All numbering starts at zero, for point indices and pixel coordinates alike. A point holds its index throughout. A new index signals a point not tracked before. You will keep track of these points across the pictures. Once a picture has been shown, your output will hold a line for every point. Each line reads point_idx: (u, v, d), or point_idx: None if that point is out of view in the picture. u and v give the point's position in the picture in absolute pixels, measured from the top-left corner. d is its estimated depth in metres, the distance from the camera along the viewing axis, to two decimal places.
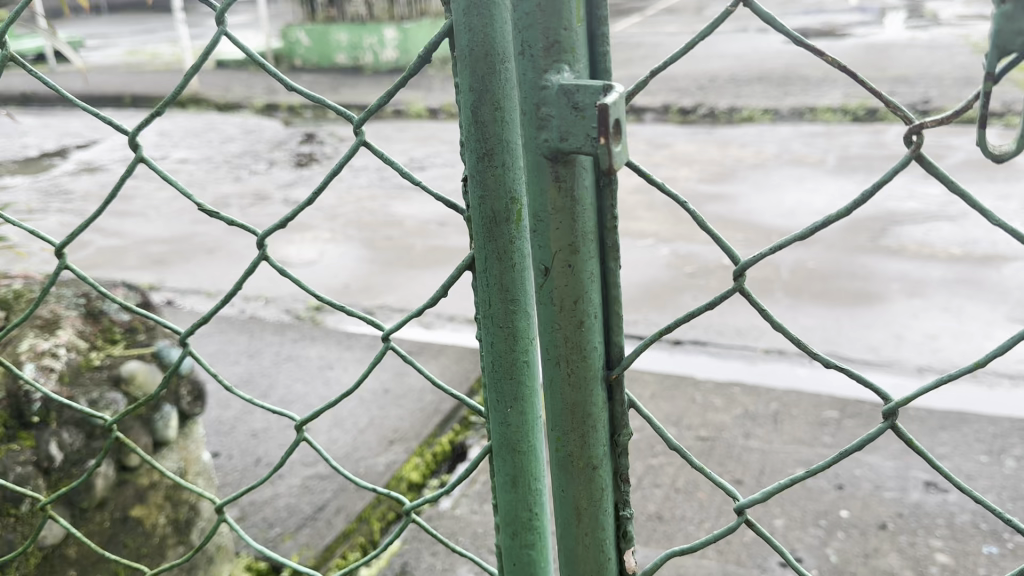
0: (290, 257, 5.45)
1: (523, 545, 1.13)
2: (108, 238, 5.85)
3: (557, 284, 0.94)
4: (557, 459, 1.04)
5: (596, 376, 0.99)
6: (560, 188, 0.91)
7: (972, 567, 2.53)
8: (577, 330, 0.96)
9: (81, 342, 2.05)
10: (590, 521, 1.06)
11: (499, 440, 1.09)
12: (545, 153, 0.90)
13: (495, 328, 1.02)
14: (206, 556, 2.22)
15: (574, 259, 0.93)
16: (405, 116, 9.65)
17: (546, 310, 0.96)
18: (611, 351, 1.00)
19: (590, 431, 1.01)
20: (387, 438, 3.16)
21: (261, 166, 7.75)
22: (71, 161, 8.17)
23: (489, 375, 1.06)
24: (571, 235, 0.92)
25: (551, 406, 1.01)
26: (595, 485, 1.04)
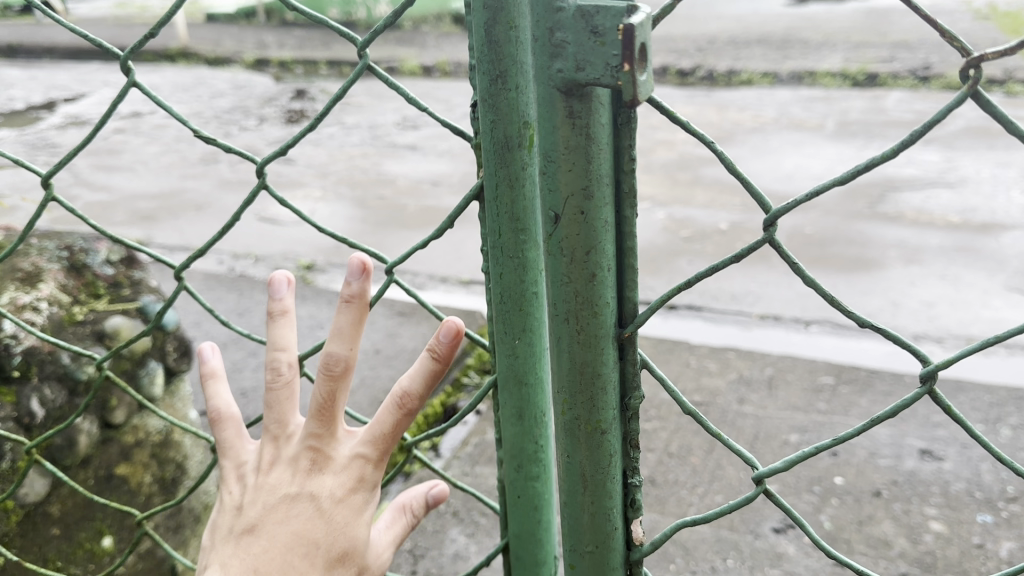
0: (280, 214, 5.38)
1: (526, 484, 1.10)
2: (95, 192, 5.76)
3: (569, 232, 0.89)
4: (562, 422, 0.99)
5: (608, 333, 0.94)
6: (574, 126, 0.85)
7: (966, 535, 2.51)
8: (588, 284, 0.91)
9: (64, 296, 1.98)
10: (596, 489, 1.01)
11: (505, 373, 1.04)
12: (559, 87, 0.84)
13: (504, 259, 0.97)
14: (193, 515, 2.18)
15: (588, 205, 0.88)
16: (398, 74, 9.53)
17: (554, 260, 0.91)
18: (622, 307, 0.95)
19: (599, 393, 0.96)
20: (378, 399, 3.12)
21: (251, 122, 7.64)
22: (58, 114, 8.05)
23: (496, 309, 1.01)
24: (585, 180, 0.87)
25: (558, 365, 0.97)
26: (603, 450, 0.99)
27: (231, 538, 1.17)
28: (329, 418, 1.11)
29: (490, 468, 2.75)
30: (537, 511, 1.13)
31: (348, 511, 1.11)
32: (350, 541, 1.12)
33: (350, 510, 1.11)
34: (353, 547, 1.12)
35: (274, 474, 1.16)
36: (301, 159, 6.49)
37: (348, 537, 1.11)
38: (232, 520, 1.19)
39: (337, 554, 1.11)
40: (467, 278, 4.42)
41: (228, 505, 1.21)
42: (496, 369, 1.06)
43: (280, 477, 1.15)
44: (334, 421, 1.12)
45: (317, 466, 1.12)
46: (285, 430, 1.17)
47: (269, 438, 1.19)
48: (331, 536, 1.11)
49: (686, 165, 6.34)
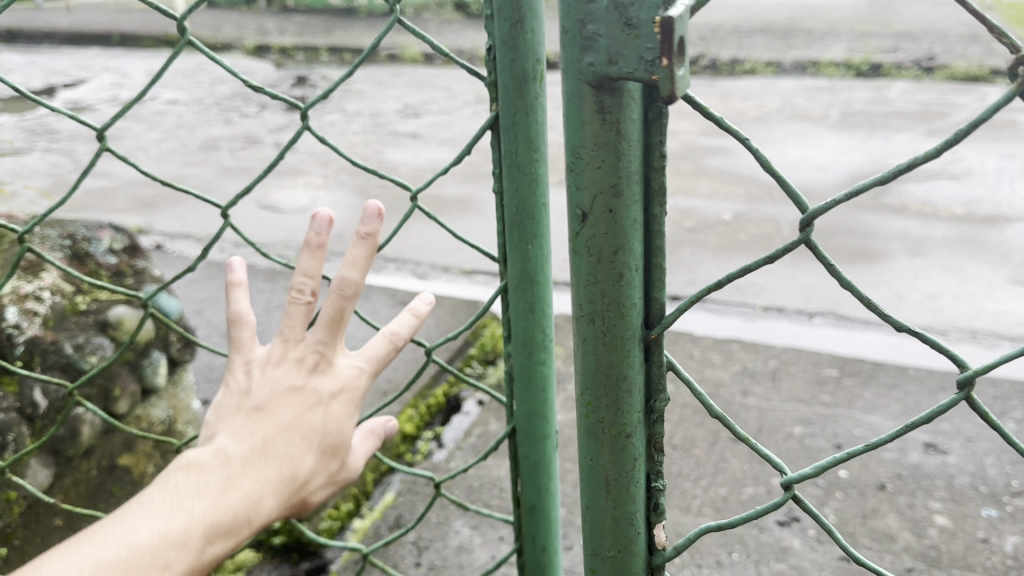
0: (281, 202, 5.35)
1: (532, 372, 1.30)
2: (96, 179, 5.74)
3: (596, 231, 0.89)
4: (585, 422, 1.00)
5: (634, 334, 0.94)
6: (604, 123, 0.84)
7: (970, 529, 2.50)
8: (615, 285, 0.90)
9: (66, 285, 1.98)
10: (619, 493, 1.02)
11: (517, 275, 1.23)
12: (589, 80, 0.83)
13: (520, 176, 1.15)
14: None
15: (617, 204, 0.87)
16: (400, 61, 9.48)
17: (581, 260, 0.91)
18: (649, 309, 0.94)
19: (624, 396, 0.97)
20: (381, 389, 3.10)
21: (252, 109, 7.61)
22: (58, 99, 8.01)
23: (512, 221, 1.19)
24: (613, 178, 0.86)
25: (582, 364, 0.97)
26: (627, 452, 1.00)
27: (230, 414, 1.21)
28: (338, 329, 1.21)
29: (493, 459, 2.75)
30: (540, 395, 1.33)
31: (342, 411, 1.21)
32: (340, 435, 1.22)
33: (342, 411, 1.22)
34: (342, 441, 1.22)
35: (277, 368, 1.21)
36: (302, 147, 6.46)
37: (341, 431, 1.21)
38: (235, 401, 1.22)
39: (329, 445, 1.21)
40: (469, 268, 4.41)
41: (229, 389, 1.24)
42: (507, 275, 1.24)
43: (284, 372, 1.21)
44: (342, 333, 1.21)
45: (321, 367, 1.21)
46: (296, 328, 1.22)
47: (278, 334, 1.23)
48: (328, 428, 1.20)
49: (688, 155, 6.31)
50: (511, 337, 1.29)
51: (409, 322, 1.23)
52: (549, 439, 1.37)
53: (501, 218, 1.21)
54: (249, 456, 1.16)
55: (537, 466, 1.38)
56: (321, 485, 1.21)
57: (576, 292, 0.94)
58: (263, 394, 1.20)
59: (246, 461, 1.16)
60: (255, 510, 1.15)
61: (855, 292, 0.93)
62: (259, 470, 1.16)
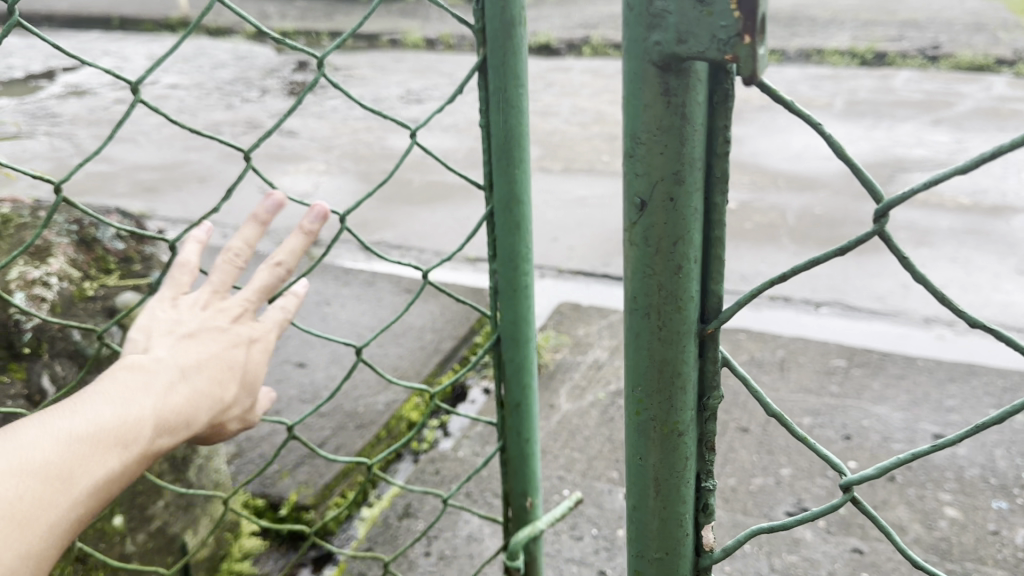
0: (284, 187, 5.32)
1: (516, 279, 1.59)
2: (97, 164, 5.70)
3: (655, 223, 0.88)
4: (635, 420, 1.02)
5: (689, 329, 0.95)
6: (669, 105, 0.83)
7: (981, 522, 2.47)
8: (673, 279, 0.91)
9: (73, 271, 1.94)
10: (668, 493, 1.06)
11: (502, 195, 1.50)
12: (654, 60, 0.82)
13: (506, 112, 1.42)
14: (202, 493, 2.16)
15: (677, 192, 0.87)
16: (402, 46, 9.42)
17: (639, 252, 0.91)
18: (707, 303, 0.95)
19: (678, 393, 0.98)
20: (387, 376, 3.07)
21: (254, 93, 7.56)
22: (58, 83, 7.96)
23: (498, 150, 1.46)
24: (676, 169, 0.86)
25: (632, 360, 0.98)
26: (678, 450, 1.02)
27: (163, 334, 1.22)
28: (266, 293, 1.34)
29: None
30: (521, 300, 1.62)
31: (260, 358, 1.29)
32: (255, 378, 1.28)
33: (260, 358, 1.29)
34: (256, 384, 1.29)
35: (208, 309, 1.27)
36: (304, 132, 6.41)
37: (258, 374, 1.29)
38: (164, 325, 1.24)
39: (249, 383, 1.27)
40: (473, 256, 4.38)
41: (152, 316, 1.25)
42: (493, 194, 1.50)
43: (215, 313, 1.27)
44: (264, 295, 1.33)
45: (245, 317, 1.30)
46: (225, 281, 1.31)
47: (204, 284, 1.31)
48: (250, 365, 1.27)
49: None
50: (497, 248, 1.57)
51: (294, 305, 1.38)
52: (526, 336, 1.67)
53: (488, 149, 1.47)
54: (189, 368, 1.18)
55: (518, 360, 1.69)
56: (235, 417, 1.26)
57: (629, 285, 0.94)
58: (199, 323, 1.25)
59: (187, 371, 1.18)
60: (190, 419, 1.16)
61: (919, 277, 0.93)
62: (198, 381, 1.18)
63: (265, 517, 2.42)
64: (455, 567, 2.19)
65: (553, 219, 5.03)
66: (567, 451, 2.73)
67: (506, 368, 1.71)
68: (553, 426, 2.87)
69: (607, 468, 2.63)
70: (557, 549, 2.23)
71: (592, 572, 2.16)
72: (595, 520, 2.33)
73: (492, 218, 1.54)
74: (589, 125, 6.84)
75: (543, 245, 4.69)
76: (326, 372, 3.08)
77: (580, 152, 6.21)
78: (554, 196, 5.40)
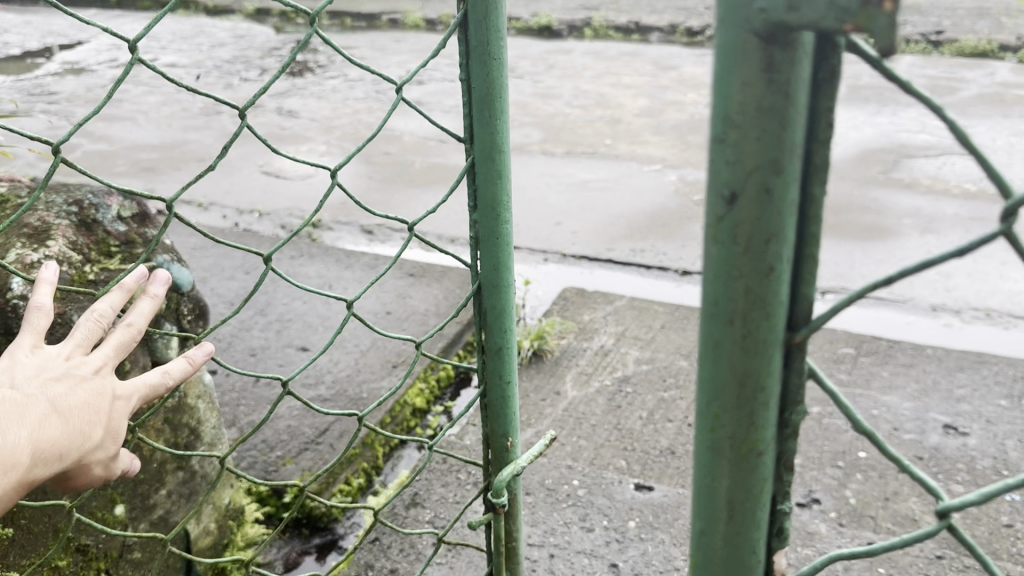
0: (284, 167, 5.25)
1: (498, 226, 1.47)
2: (95, 142, 5.63)
3: (746, 218, 0.75)
4: (707, 440, 0.86)
5: (776, 336, 0.80)
6: (771, 83, 0.70)
7: (993, 513, 2.43)
8: (763, 279, 0.76)
9: (73, 254, 1.87)
10: (743, 519, 0.88)
11: (481, 145, 1.42)
12: (758, 29, 0.69)
13: (486, 65, 1.35)
14: (206, 481, 2.12)
15: (775, 181, 0.73)
16: (402, 26, 9.33)
17: (723, 249, 0.77)
18: (797, 308, 0.79)
19: (760, 410, 0.82)
20: (391, 361, 3.02)
21: (253, 73, 7.48)
22: (55, 60, 7.87)
23: (479, 101, 1.38)
24: (773, 153, 0.72)
25: (708, 370, 0.82)
26: (756, 475, 0.86)
27: (23, 382, 1.14)
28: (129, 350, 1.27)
29: None
30: (503, 249, 1.50)
31: (122, 410, 1.24)
32: (114, 430, 1.24)
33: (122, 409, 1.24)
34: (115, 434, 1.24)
35: (78, 362, 1.20)
36: (304, 113, 6.34)
37: (118, 425, 1.24)
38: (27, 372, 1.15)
39: (111, 434, 1.23)
40: None
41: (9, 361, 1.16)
42: (473, 144, 1.43)
43: (83, 366, 1.20)
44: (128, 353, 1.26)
45: (107, 371, 1.24)
46: (90, 335, 1.23)
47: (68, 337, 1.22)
48: (110, 417, 1.22)
49: (696, 128, 6.22)
50: (476, 196, 1.46)
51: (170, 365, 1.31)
52: (509, 285, 1.53)
53: (468, 97, 1.39)
54: (47, 416, 1.13)
55: (500, 309, 1.55)
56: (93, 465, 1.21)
57: (707, 283, 0.79)
58: (59, 370, 1.18)
59: (43, 419, 1.12)
60: (36, 470, 1.12)
61: None
62: (51, 430, 1.13)
63: (269, 504, 2.38)
64: (464, 558, 2.15)
65: (556, 203, 4.98)
66: (574, 439, 2.69)
67: (487, 314, 1.56)
68: (560, 413, 2.83)
69: (615, 457, 2.60)
70: (568, 541, 2.20)
71: (603, 564, 2.13)
72: (605, 512, 2.30)
73: (472, 170, 1.45)
74: (591, 107, 6.77)
75: (546, 229, 4.64)
76: (329, 355, 3.03)
77: (583, 135, 6.15)
78: (556, 179, 5.35)
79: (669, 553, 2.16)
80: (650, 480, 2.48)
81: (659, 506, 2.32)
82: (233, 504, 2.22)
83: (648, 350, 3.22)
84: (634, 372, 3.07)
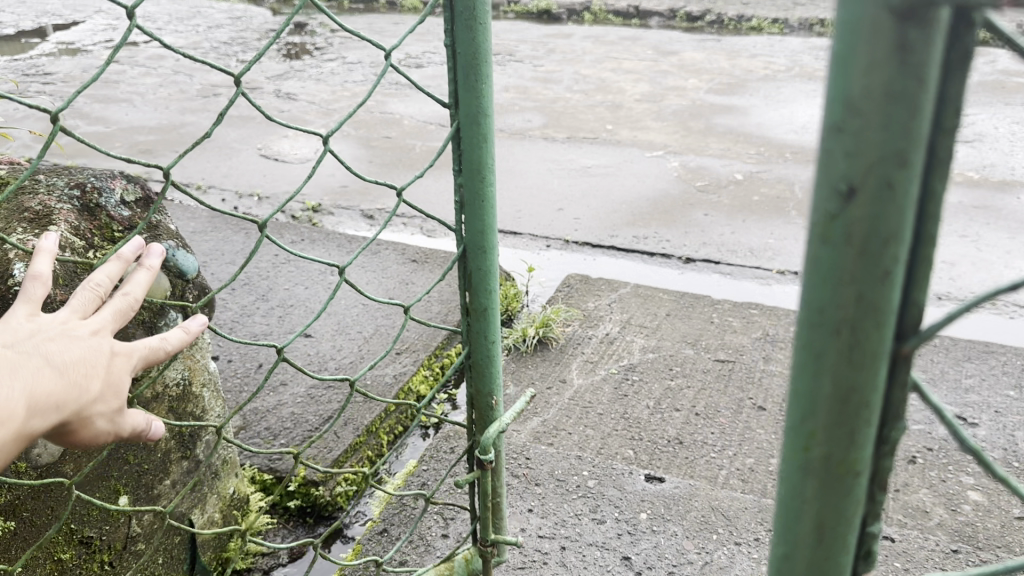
0: (283, 150, 5.19)
1: (484, 189, 1.45)
2: (92, 124, 5.56)
3: (863, 220, 0.58)
4: (796, 461, 0.69)
5: (886, 348, 0.63)
6: (905, 65, 0.53)
7: (1005, 506, 2.41)
8: (879, 284, 0.60)
9: (77, 240, 1.82)
10: (834, 540, 0.72)
11: (465, 109, 1.38)
12: (893, 2, 0.52)
13: (474, 28, 1.30)
14: (211, 470, 2.08)
15: (899, 177, 0.56)
16: (400, 9, 9.25)
17: (831, 250, 0.59)
18: (907, 315, 0.64)
19: (862, 428, 0.67)
20: (395, 349, 2.98)
21: (250, 55, 7.40)
22: (51, 40, 7.78)
23: (463, 65, 1.34)
24: (901, 144, 0.55)
25: (803, 384, 0.65)
26: (852, 498, 0.70)
27: (12, 341, 1.07)
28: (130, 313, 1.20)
29: (513, 426, 2.67)
30: (487, 212, 1.48)
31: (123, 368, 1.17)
32: (116, 391, 1.16)
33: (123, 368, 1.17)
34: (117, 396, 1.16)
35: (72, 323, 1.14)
36: (302, 95, 6.28)
37: (120, 385, 1.16)
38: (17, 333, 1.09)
39: (111, 392, 1.15)
40: None
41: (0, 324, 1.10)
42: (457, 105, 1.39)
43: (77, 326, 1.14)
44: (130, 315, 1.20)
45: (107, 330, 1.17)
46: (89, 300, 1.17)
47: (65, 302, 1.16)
48: (109, 374, 1.15)
49: (698, 113, 6.17)
50: (462, 159, 1.43)
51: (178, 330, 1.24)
52: (494, 248, 1.52)
53: (453, 63, 1.35)
54: (41, 369, 1.06)
55: (486, 271, 1.53)
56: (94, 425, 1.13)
57: (808, 283, 0.62)
58: (54, 330, 1.11)
59: (37, 373, 1.06)
60: (32, 421, 1.05)
61: None
62: (45, 381, 1.06)
63: (273, 493, 2.34)
64: None
65: (558, 188, 4.93)
66: (581, 428, 2.66)
67: (471, 276, 1.54)
68: (566, 401, 2.80)
69: (623, 447, 2.57)
70: (579, 533, 2.18)
71: (616, 557, 2.10)
72: (616, 504, 2.28)
73: (457, 135, 1.42)
74: (591, 92, 6.73)
75: (549, 215, 4.59)
76: (332, 342, 2.99)
77: (584, 120, 6.10)
78: (557, 164, 5.30)
79: (682, 546, 2.13)
80: (659, 470, 2.46)
81: (671, 498, 2.30)
82: (237, 494, 2.18)
83: (654, 338, 3.18)
84: (640, 361, 3.03)
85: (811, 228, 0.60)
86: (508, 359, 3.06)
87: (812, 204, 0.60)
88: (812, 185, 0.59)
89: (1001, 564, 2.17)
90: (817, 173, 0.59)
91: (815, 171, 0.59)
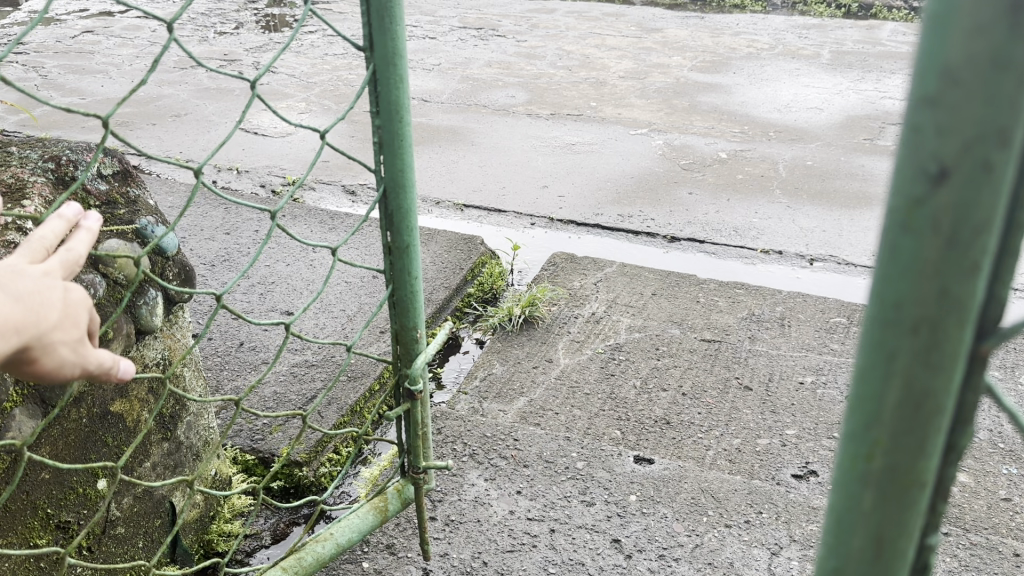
0: (262, 123, 5.09)
1: (400, 128, 1.54)
2: (66, 94, 5.43)
3: (950, 207, 0.54)
4: (854, 471, 0.65)
5: (964, 347, 0.60)
6: (1014, 32, 0.49)
7: (992, 487, 2.38)
8: (964, 278, 0.56)
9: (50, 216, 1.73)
10: (891, 556, 0.68)
11: (381, 54, 1.47)
12: None
13: None
14: (192, 452, 2.04)
15: (995, 161, 0.53)
16: None
17: (911, 240, 0.56)
18: (986, 311, 0.61)
19: (936, 436, 0.63)
20: (378, 326, 2.93)
21: (228, 26, 7.26)
22: (23, 9, 7.60)
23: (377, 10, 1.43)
24: (998, 122, 0.52)
25: (868, 389, 0.62)
26: (913, 512, 0.66)
27: None
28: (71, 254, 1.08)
29: (499, 406, 2.64)
30: (405, 151, 1.58)
31: (82, 299, 1.05)
32: (77, 321, 1.04)
33: (83, 300, 1.05)
34: (82, 327, 1.04)
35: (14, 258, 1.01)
36: (281, 69, 6.17)
37: (82, 314, 1.04)
38: None
39: (75, 321, 1.03)
40: (461, 203, 4.41)
41: None
42: (373, 51, 1.47)
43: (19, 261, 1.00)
44: (77, 250, 1.08)
45: (58, 262, 1.05)
46: (34, 243, 1.05)
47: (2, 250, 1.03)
48: (68, 302, 1.03)
49: (682, 91, 6.13)
50: (378, 102, 1.51)
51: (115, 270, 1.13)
52: (412, 185, 1.62)
53: (367, 8, 1.45)
54: None
55: (405, 209, 1.63)
56: (62, 354, 1.01)
57: (882, 277, 0.58)
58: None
59: None
60: None
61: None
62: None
63: (255, 474, 2.30)
64: (463, 533, 2.11)
65: (542, 166, 4.88)
66: (569, 408, 2.63)
67: (393, 216, 1.64)
68: (552, 381, 2.77)
69: (610, 427, 2.54)
70: (568, 515, 2.16)
71: (605, 539, 2.08)
72: (606, 486, 2.25)
73: (374, 78, 1.49)
74: (576, 68, 6.65)
75: (533, 192, 4.55)
76: (314, 321, 2.94)
77: (568, 97, 6.03)
78: (542, 141, 5.25)
79: (672, 529, 2.12)
80: (647, 452, 2.43)
81: (660, 480, 2.28)
82: (220, 475, 2.14)
83: (640, 317, 3.15)
84: (627, 340, 3.00)
85: (889, 217, 0.56)
86: (494, 339, 3.03)
87: (891, 189, 0.56)
88: (893, 169, 0.56)
89: (991, 546, 2.15)
90: (897, 157, 0.55)
91: (895, 154, 0.56)
